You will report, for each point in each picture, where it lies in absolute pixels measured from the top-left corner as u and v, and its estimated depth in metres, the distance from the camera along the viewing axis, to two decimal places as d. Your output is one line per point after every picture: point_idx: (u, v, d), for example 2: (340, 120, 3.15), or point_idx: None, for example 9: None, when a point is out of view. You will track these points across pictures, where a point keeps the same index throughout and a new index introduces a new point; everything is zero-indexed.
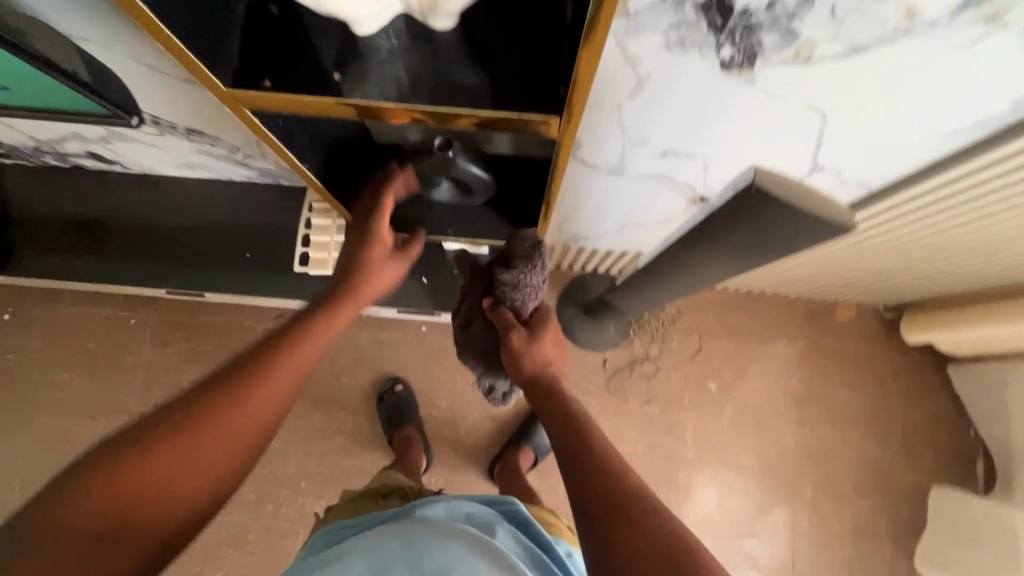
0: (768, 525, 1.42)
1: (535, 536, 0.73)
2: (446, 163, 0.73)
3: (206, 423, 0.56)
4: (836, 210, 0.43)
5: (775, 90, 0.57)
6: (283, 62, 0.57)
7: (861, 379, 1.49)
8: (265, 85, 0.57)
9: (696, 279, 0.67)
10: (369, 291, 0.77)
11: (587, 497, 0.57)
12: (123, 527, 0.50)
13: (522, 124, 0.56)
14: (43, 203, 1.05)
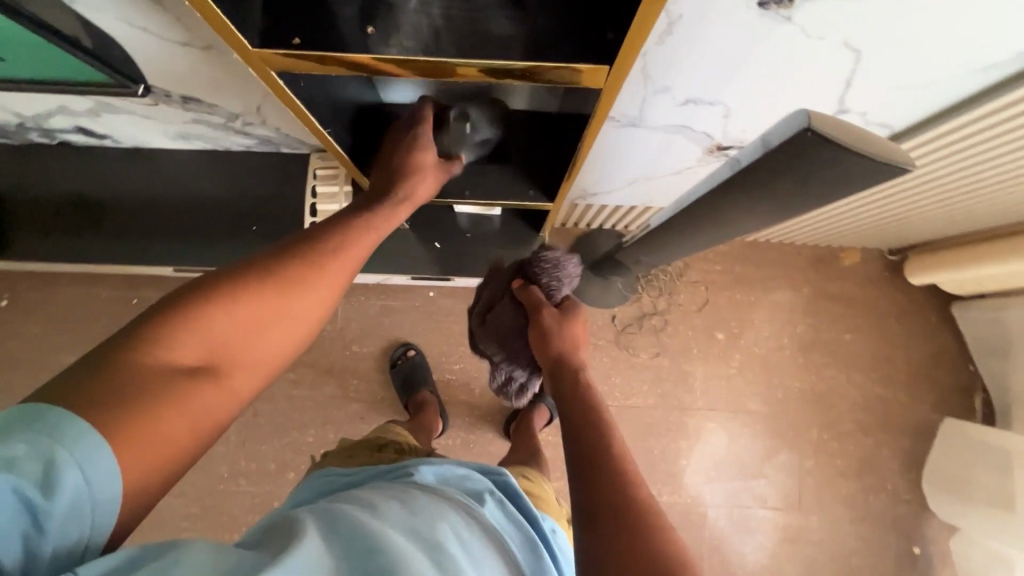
0: (776, 465, 1.47)
1: (527, 509, 0.67)
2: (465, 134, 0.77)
3: (276, 293, 0.55)
4: (891, 151, 0.42)
5: (811, 28, 0.55)
6: (311, 18, 0.54)
7: (865, 321, 1.52)
8: (294, 42, 0.54)
9: (728, 229, 0.66)
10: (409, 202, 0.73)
11: (593, 495, 0.55)
12: (198, 382, 0.48)
13: (566, 75, 0.53)
14: (33, 183, 1.01)
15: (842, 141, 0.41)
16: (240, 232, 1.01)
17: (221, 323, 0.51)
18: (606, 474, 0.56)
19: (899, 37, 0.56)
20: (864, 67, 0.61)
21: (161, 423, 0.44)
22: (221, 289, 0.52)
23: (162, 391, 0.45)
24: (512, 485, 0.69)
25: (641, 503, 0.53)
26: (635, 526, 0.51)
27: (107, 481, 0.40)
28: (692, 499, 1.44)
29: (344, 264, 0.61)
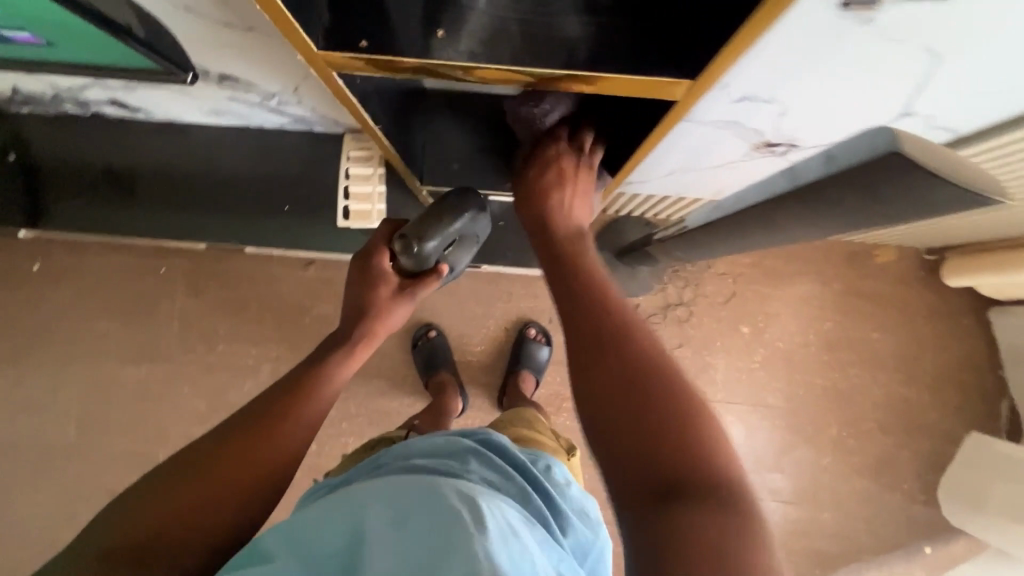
0: (793, 460, 1.47)
1: (517, 459, 0.70)
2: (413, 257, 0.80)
3: (257, 439, 0.64)
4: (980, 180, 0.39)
5: (892, 31, 0.51)
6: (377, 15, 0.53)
7: (895, 321, 1.49)
8: (362, 45, 0.54)
9: (780, 237, 0.64)
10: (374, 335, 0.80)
11: (599, 375, 0.54)
12: (188, 510, 0.57)
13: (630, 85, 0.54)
14: (67, 155, 1.00)
15: (934, 170, 0.38)
16: (271, 213, 1.03)
17: (208, 467, 0.61)
18: (611, 354, 0.55)
19: (987, 44, 0.52)
20: (942, 71, 0.57)
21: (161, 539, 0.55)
22: (213, 445, 0.63)
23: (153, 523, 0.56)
24: (498, 438, 0.72)
25: (651, 374, 0.53)
26: (648, 402, 0.51)
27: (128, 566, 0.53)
28: None
29: (314, 403, 0.70)
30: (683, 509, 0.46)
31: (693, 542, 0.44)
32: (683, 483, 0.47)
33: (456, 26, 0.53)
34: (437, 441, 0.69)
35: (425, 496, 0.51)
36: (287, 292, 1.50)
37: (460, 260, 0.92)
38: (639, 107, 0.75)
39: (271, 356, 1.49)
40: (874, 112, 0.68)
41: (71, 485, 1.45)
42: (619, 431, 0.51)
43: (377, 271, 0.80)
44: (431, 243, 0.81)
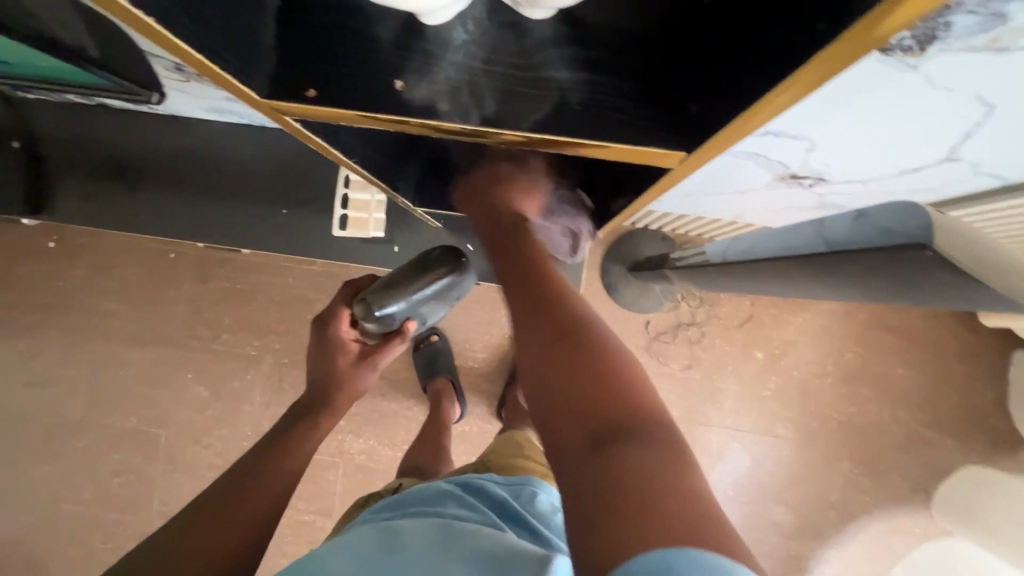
0: (798, 493, 1.41)
1: (499, 497, 0.71)
2: (374, 316, 0.80)
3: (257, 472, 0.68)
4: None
5: (940, 79, 0.44)
6: (332, 61, 0.49)
7: (922, 357, 1.40)
8: (309, 94, 0.49)
9: (793, 288, 0.58)
10: (342, 398, 0.80)
11: (571, 394, 0.46)
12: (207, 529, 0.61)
13: (615, 154, 0.49)
14: (73, 145, 0.99)
15: (974, 273, 0.31)
16: (270, 214, 1.00)
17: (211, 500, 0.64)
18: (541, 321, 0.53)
19: None
20: (997, 122, 0.50)
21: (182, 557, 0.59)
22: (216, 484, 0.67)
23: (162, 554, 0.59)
24: (483, 482, 0.75)
25: (583, 332, 0.50)
26: (576, 357, 0.48)
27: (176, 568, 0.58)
28: None
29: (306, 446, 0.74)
30: (618, 446, 0.41)
31: (620, 477, 0.39)
32: (615, 422, 0.43)
33: (421, 77, 0.49)
34: (426, 491, 0.74)
35: (387, 539, 0.58)
36: (295, 285, 1.46)
37: (431, 312, 0.90)
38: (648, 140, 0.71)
39: (274, 349, 1.47)
40: (912, 154, 0.61)
41: (77, 460, 1.49)
42: (550, 390, 0.47)
43: (335, 341, 0.82)
44: (389, 308, 0.81)
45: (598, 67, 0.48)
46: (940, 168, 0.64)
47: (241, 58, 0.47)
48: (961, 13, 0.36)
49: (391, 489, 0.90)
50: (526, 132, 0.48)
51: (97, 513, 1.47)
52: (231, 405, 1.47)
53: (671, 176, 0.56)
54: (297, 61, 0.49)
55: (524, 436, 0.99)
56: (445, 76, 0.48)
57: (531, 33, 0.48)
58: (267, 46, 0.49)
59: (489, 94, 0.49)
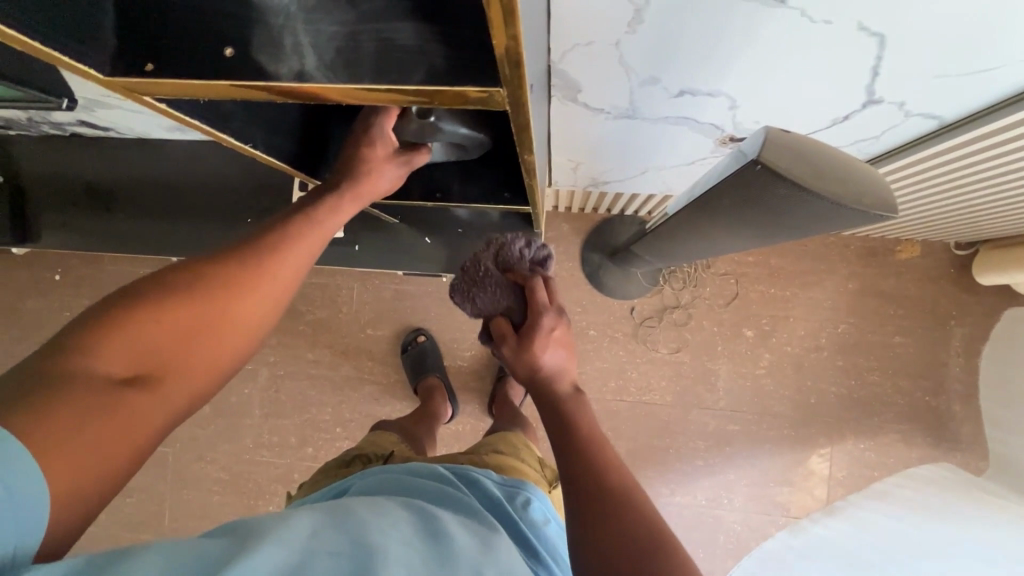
0: (804, 473, 1.37)
1: (493, 496, 0.70)
2: (425, 128, 0.59)
3: (205, 305, 0.49)
4: (875, 193, 0.32)
5: (814, 12, 0.45)
6: (165, 40, 0.44)
7: (920, 323, 1.36)
8: (148, 68, 0.44)
9: (717, 243, 0.58)
10: (361, 199, 0.62)
11: None
12: (126, 393, 0.42)
13: (474, 102, 0.42)
14: (51, 173, 1.05)
15: (803, 179, 0.32)
16: (237, 225, 1.03)
17: (118, 333, 0.44)
18: (592, 540, 0.47)
19: (934, 16, 0.44)
20: (894, 55, 0.50)
21: (78, 439, 0.38)
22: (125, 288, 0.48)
23: (42, 437, 0.36)
24: (480, 477, 0.73)
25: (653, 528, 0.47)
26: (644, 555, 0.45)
27: (17, 481, 0.34)
28: (708, 501, 1.38)
29: (288, 270, 0.54)
30: None
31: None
32: None
33: (273, 52, 0.42)
34: (421, 468, 0.73)
35: (428, 515, 0.51)
36: None
37: (435, 150, 0.66)
38: (577, 106, 0.69)
39: (268, 361, 1.51)
40: (831, 100, 0.60)
41: None
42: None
43: (376, 128, 0.61)
44: (444, 127, 0.59)
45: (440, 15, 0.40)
46: (869, 113, 0.63)
47: (80, 41, 0.43)
48: None
49: (378, 457, 0.89)
50: (413, 87, 0.40)
51: (111, 532, 1.52)
52: (232, 419, 1.51)
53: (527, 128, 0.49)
54: (133, 38, 0.45)
55: (520, 440, 0.99)
56: (297, 44, 0.42)
57: None
58: (107, 30, 0.45)
59: (338, 60, 0.42)
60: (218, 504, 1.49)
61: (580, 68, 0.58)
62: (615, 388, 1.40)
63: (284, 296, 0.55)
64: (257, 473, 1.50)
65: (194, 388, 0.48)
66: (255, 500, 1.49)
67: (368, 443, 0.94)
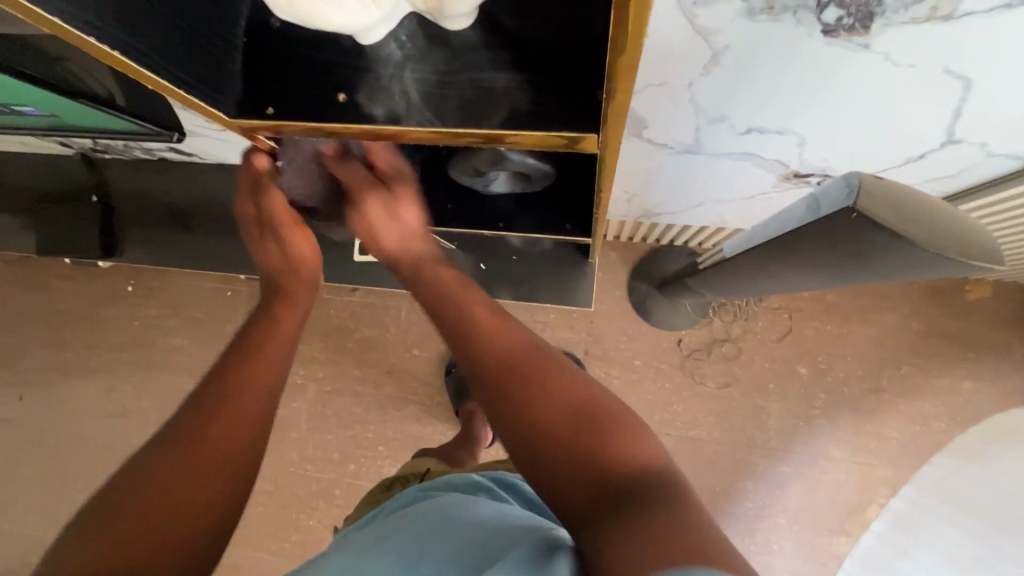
0: (862, 523, 1.29)
1: (531, 494, 0.71)
2: (497, 157, 0.59)
3: (195, 447, 0.53)
4: (969, 242, 0.33)
5: (898, 56, 0.44)
6: (284, 84, 0.48)
7: (991, 369, 1.28)
8: (269, 112, 0.48)
9: (785, 282, 0.58)
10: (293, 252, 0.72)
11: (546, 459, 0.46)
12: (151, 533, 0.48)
13: (560, 145, 0.44)
14: (138, 194, 1.14)
15: (902, 229, 0.33)
16: None
17: (134, 523, 0.48)
18: (502, 418, 0.50)
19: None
20: (979, 98, 0.49)
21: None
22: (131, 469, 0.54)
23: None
24: (517, 479, 0.74)
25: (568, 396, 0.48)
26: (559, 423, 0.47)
27: None
28: (756, 546, 1.31)
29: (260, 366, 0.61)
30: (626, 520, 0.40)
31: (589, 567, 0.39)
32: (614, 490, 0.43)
33: (372, 92, 0.46)
34: (458, 478, 0.74)
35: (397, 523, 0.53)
36: (336, 316, 1.55)
37: (499, 182, 0.68)
38: (640, 142, 0.70)
39: (316, 377, 1.55)
40: (903, 139, 0.59)
41: None
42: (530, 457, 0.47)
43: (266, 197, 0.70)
44: (513, 158, 0.58)
45: (530, 64, 0.42)
46: (946, 153, 0.62)
47: (211, 84, 0.48)
48: None
49: (415, 476, 0.90)
50: (494, 129, 0.43)
51: None
52: (278, 432, 1.55)
53: (607, 168, 0.51)
54: (255, 83, 0.49)
55: None
56: (399, 89, 0.45)
57: (455, 42, 0.45)
58: (234, 75, 0.49)
59: (439, 105, 0.45)
60: (260, 514, 1.53)
61: (650, 106, 0.59)
62: (659, 421, 1.37)
63: (272, 392, 0.60)
64: (300, 486, 1.53)
65: (209, 488, 0.52)
66: (296, 513, 1.52)
67: (408, 467, 0.96)
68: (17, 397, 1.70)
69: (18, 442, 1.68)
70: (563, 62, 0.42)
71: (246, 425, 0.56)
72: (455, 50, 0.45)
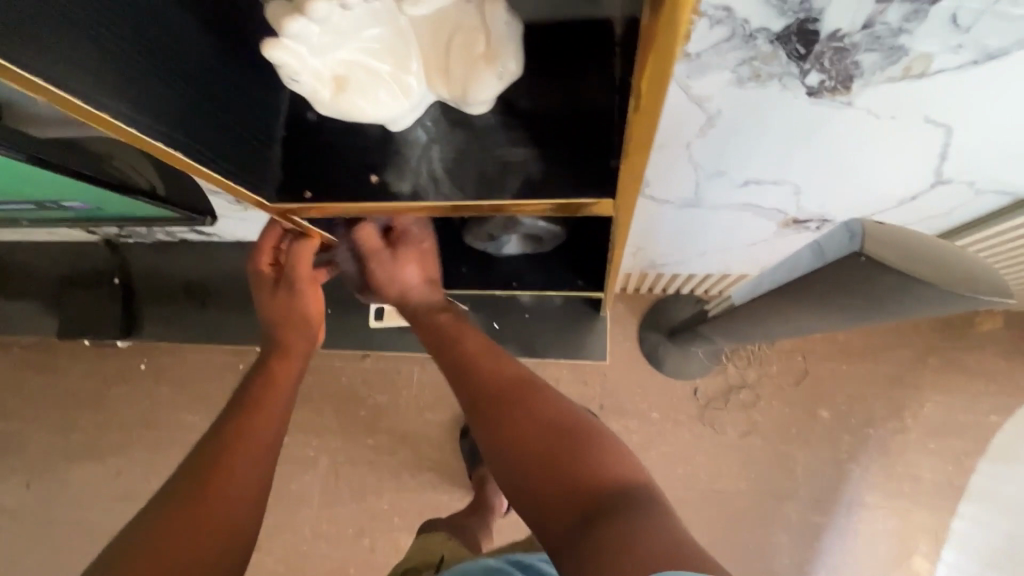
0: (906, 574, 1.23)
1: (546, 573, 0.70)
2: (510, 223, 0.61)
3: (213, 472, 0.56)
4: (969, 278, 0.35)
5: (881, 109, 0.48)
6: (319, 169, 0.52)
7: (1016, 401, 1.26)
8: (306, 195, 0.52)
9: (796, 325, 0.59)
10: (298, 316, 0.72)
11: (542, 477, 0.52)
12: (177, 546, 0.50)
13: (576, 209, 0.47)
14: (158, 276, 1.17)
15: (908, 269, 0.34)
16: None
17: None
18: (506, 444, 0.55)
19: (999, 111, 0.47)
20: (962, 141, 0.52)
21: None
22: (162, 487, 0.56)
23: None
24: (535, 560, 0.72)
25: (561, 423, 0.55)
26: (553, 445, 0.53)
27: None
28: None
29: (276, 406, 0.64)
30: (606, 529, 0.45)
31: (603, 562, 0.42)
32: (593, 506, 0.48)
33: (400, 171, 0.50)
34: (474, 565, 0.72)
35: None
36: (347, 383, 1.54)
37: (510, 245, 0.71)
38: (644, 199, 0.74)
39: (329, 448, 1.52)
40: (895, 182, 0.62)
41: None
42: (519, 469, 0.53)
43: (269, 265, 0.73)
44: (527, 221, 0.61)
45: (542, 138, 0.46)
46: (937, 192, 0.64)
47: (251, 171, 0.52)
48: (860, 52, 0.41)
49: (431, 566, 0.88)
50: (506, 199, 0.46)
51: None
52: (292, 507, 1.51)
53: (619, 228, 0.53)
54: (293, 167, 0.53)
55: None
56: (424, 167, 0.49)
57: (478, 122, 0.48)
58: (274, 163, 0.53)
59: (460, 180, 0.48)
60: None
61: (653, 165, 0.62)
62: (683, 475, 1.33)
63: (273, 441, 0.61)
64: (315, 566, 1.46)
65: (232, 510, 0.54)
66: None
67: (418, 550, 0.93)
68: (24, 486, 1.67)
69: (24, 535, 1.63)
70: (574, 134, 0.45)
71: (237, 496, 0.55)
72: (474, 130, 0.48)
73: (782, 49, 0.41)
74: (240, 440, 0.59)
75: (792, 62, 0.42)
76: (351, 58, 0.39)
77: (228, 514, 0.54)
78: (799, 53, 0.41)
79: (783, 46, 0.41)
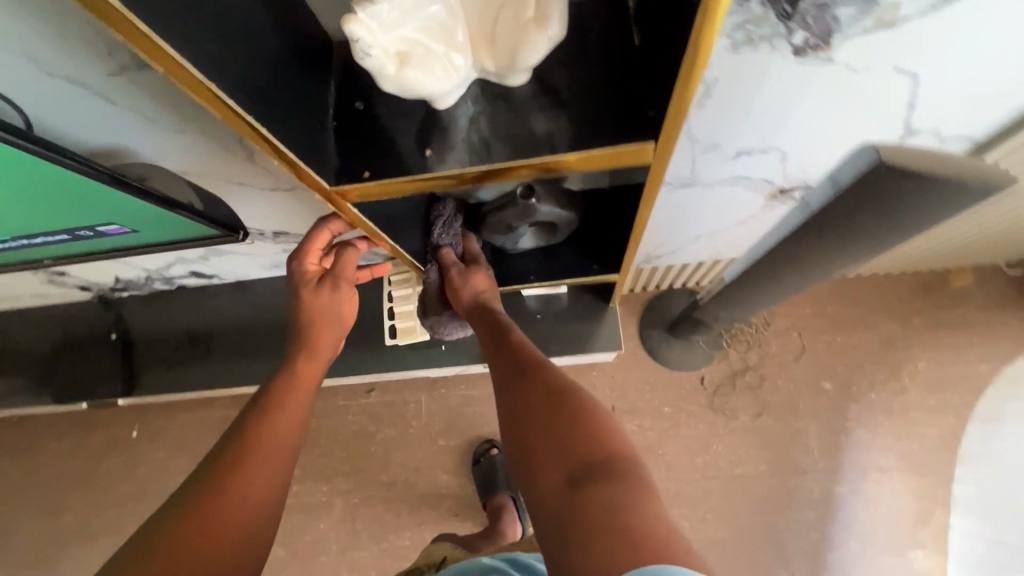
0: (930, 531, 1.25)
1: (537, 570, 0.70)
2: (528, 211, 0.64)
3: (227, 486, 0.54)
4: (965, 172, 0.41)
5: (856, 63, 0.53)
6: (372, 152, 0.53)
7: (1000, 349, 1.33)
8: (366, 175, 0.52)
9: (809, 272, 0.63)
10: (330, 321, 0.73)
11: (540, 442, 0.53)
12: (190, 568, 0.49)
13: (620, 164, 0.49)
14: (153, 328, 1.14)
15: (919, 169, 0.39)
16: None
17: None
18: (516, 414, 0.58)
19: (960, 52, 0.53)
20: (928, 88, 0.58)
21: None
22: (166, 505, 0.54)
23: None
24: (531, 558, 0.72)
25: (562, 393, 0.56)
26: (549, 410, 0.55)
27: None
28: None
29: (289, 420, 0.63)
30: (595, 488, 0.46)
31: (591, 518, 0.44)
32: (586, 464, 0.49)
33: (443, 151, 0.51)
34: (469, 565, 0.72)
35: None
36: (355, 420, 1.51)
37: (526, 238, 0.74)
38: None
39: (342, 490, 1.48)
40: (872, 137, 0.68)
41: None
42: (522, 437, 0.55)
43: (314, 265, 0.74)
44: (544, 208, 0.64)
45: (574, 107, 0.49)
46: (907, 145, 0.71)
47: (312, 154, 0.52)
48: (838, 6, 0.46)
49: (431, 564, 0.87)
50: (551, 157, 0.47)
51: None
52: (309, 558, 1.44)
53: (650, 191, 0.55)
54: (349, 152, 0.53)
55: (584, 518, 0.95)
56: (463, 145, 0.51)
57: (515, 95, 0.51)
58: (331, 150, 0.53)
59: (501, 151, 0.50)
60: None
61: None
62: (702, 464, 1.34)
63: (286, 453, 0.60)
64: None
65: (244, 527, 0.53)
66: None
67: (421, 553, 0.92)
68: None
69: None
70: (607, 99, 0.49)
71: (249, 512, 0.54)
72: (507, 108, 0.51)
73: (772, 10, 0.46)
74: (249, 453, 0.58)
75: (780, 23, 0.48)
76: (412, 37, 0.43)
77: (238, 531, 0.53)
78: (785, 12, 0.47)
79: (772, 7, 0.46)
